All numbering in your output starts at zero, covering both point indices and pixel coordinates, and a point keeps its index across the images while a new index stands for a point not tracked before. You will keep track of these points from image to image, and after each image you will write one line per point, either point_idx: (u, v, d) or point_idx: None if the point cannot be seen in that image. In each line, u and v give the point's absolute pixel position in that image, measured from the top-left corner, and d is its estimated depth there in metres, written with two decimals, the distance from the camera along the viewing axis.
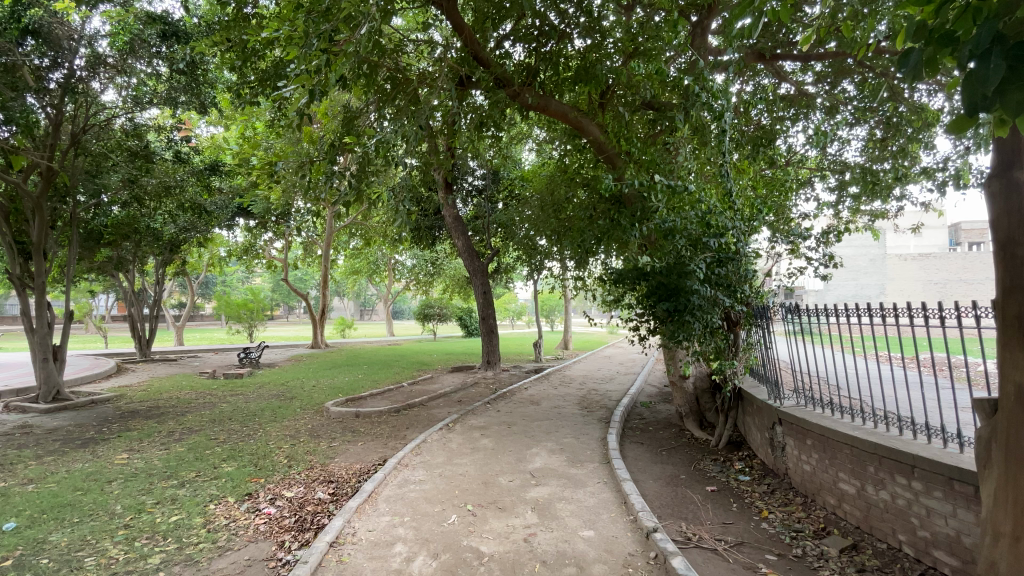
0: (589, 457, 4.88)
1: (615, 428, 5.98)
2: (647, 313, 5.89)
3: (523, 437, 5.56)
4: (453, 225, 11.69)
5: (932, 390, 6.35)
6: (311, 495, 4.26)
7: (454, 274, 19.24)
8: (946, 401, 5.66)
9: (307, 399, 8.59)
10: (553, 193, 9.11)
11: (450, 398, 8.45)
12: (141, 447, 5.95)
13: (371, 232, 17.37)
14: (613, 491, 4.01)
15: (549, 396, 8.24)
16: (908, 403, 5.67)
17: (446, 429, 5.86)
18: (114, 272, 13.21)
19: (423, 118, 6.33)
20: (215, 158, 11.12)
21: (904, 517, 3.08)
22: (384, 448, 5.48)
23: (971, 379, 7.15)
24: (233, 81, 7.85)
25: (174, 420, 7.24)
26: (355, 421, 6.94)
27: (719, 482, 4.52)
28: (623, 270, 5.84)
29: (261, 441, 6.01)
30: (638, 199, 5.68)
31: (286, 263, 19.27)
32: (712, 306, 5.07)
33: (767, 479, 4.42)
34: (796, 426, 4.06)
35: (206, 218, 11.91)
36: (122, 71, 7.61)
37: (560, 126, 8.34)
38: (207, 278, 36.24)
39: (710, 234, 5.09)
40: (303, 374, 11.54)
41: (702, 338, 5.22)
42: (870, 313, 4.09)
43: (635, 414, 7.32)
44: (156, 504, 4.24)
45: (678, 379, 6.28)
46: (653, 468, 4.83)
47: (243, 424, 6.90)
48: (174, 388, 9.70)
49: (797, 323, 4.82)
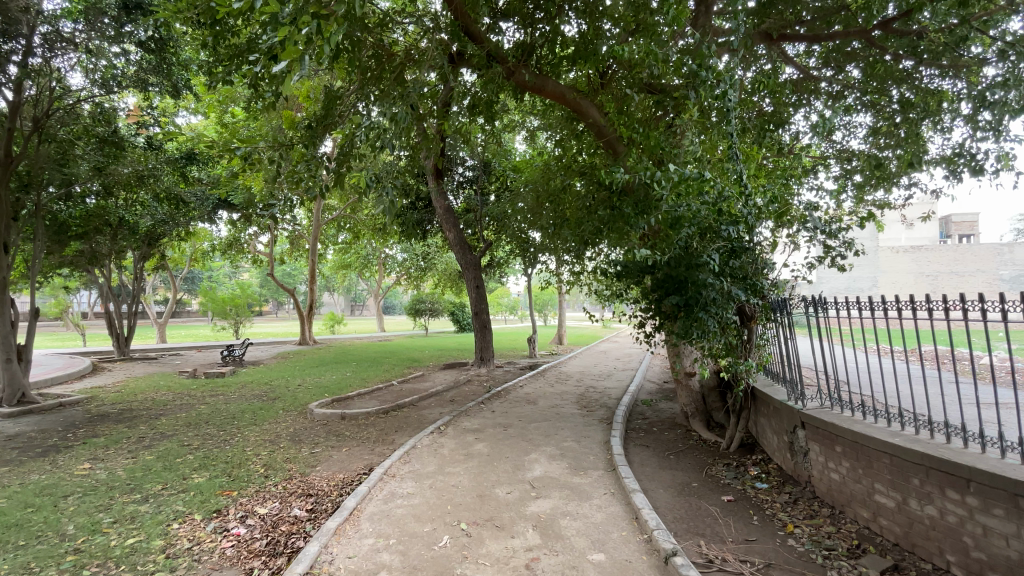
0: (592, 463, 4.50)
1: (619, 429, 5.61)
2: (654, 307, 5.47)
3: (521, 441, 5.16)
4: (444, 217, 11.23)
5: (944, 387, 6.10)
6: (287, 512, 3.83)
7: (445, 268, 18.84)
8: (961, 399, 5.39)
9: (291, 399, 8.15)
10: (548, 182, 8.69)
11: (442, 397, 8.04)
12: (106, 456, 5.50)
13: (360, 225, 16.88)
14: (622, 504, 3.63)
15: (546, 395, 7.86)
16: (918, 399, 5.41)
17: (437, 433, 5.45)
18: (89, 267, 12.63)
19: (413, 98, 5.90)
20: (193, 146, 10.59)
21: (955, 536, 2.73)
22: (370, 455, 5.06)
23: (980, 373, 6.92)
24: (204, 61, 7.35)
25: (147, 424, 6.78)
26: (341, 423, 6.51)
27: (734, 491, 4.14)
28: (627, 264, 5.39)
29: (237, 448, 5.55)
30: (641, 188, 5.38)
31: (272, 257, 18.72)
32: (726, 300, 4.63)
33: (787, 488, 4.05)
34: (823, 430, 3.68)
35: (184, 209, 11.38)
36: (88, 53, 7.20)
37: (556, 112, 7.94)
38: (191, 273, 35.43)
39: (724, 222, 4.67)
40: (288, 372, 11.09)
41: (716, 336, 4.73)
42: (903, 306, 3.70)
43: (636, 412, 6.97)
44: (113, 524, 3.80)
45: (684, 377, 5.93)
46: (662, 475, 4.44)
47: (219, 428, 6.45)
48: (151, 389, 9.20)
49: (820, 319, 4.36)
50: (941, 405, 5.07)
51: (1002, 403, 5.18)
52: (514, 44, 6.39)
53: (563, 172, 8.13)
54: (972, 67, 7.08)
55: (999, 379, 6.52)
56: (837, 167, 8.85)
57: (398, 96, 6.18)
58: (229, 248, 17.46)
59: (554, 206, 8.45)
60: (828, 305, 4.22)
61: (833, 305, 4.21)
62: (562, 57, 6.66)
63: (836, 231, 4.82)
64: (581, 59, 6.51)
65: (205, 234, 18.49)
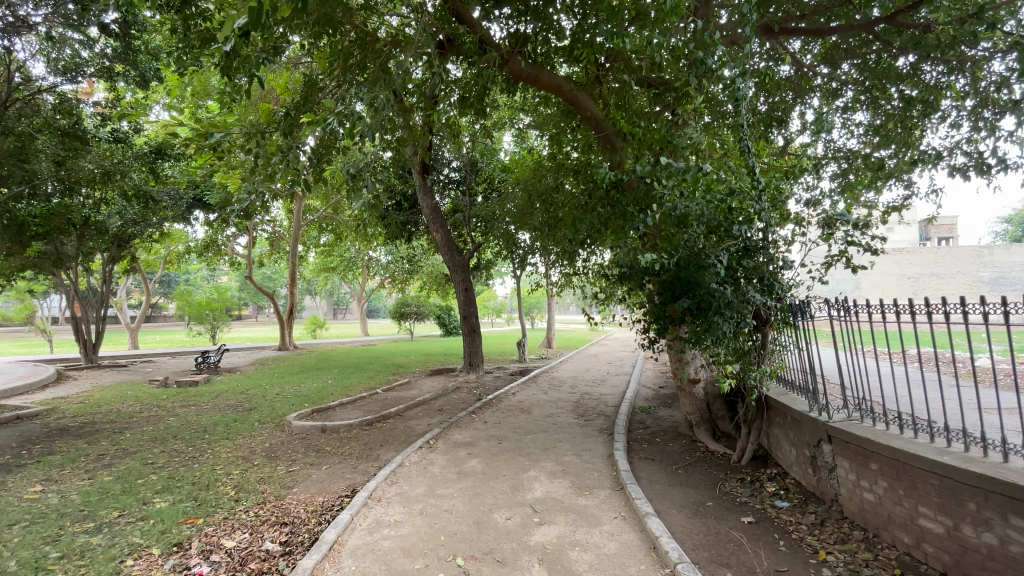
0: (597, 481, 4.12)
1: (621, 441, 5.22)
2: (660, 311, 5.03)
3: (517, 456, 4.77)
4: (431, 217, 10.72)
5: (948, 390, 5.89)
6: (258, 547, 3.38)
7: (431, 271, 18.44)
8: (966, 400, 5.23)
9: (269, 409, 7.65)
10: (539, 181, 8.33)
11: (430, 406, 7.61)
12: (61, 477, 4.96)
13: (342, 226, 16.37)
14: (636, 531, 3.26)
15: (540, 403, 7.49)
16: (923, 401, 5.25)
17: (427, 447, 5.03)
18: (53, 270, 11.90)
19: (398, 82, 5.44)
20: (163, 142, 10.00)
21: (1020, 568, 2.41)
22: (353, 473, 4.63)
23: (977, 375, 6.79)
24: (173, 47, 6.86)
25: (109, 440, 6.22)
26: (321, 436, 6.06)
27: (752, 510, 3.80)
28: (629, 265, 4.97)
29: (206, 467, 5.06)
30: (642, 184, 5.00)
31: (250, 260, 18.05)
32: (740, 303, 4.26)
33: (810, 507, 3.72)
34: (855, 446, 3.36)
35: (153, 207, 10.77)
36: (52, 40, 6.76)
37: (548, 108, 7.60)
38: (167, 276, 34.27)
39: (735, 219, 4.32)
40: (265, 380, 10.54)
41: (730, 342, 4.35)
42: (938, 308, 3.38)
43: (635, 421, 6.61)
44: (61, 559, 3.29)
45: (688, 384, 5.60)
46: (672, 492, 4.08)
47: (188, 443, 5.94)
48: (117, 400, 8.59)
49: (842, 324, 3.98)
50: (953, 409, 4.82)
51: (1009, 405, 5.02)
52: (508, 28, 5.94)
53: (554, 171, 7.78)
54: (974, 63, 6.89)
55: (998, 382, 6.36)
56: (835, 166, 8.66)
57: (377, 80, 5.72)
58: (206, 250, 16.78)
59: (544, 206, 8.10)
60: (852, 309, 3.83)
61: (858, 309, 3.82)
62: (556, 48, 6.30)
63: (859, 231, 4.05)
64: (578, 53, 6.20)
65: (181, 235, 17.78)
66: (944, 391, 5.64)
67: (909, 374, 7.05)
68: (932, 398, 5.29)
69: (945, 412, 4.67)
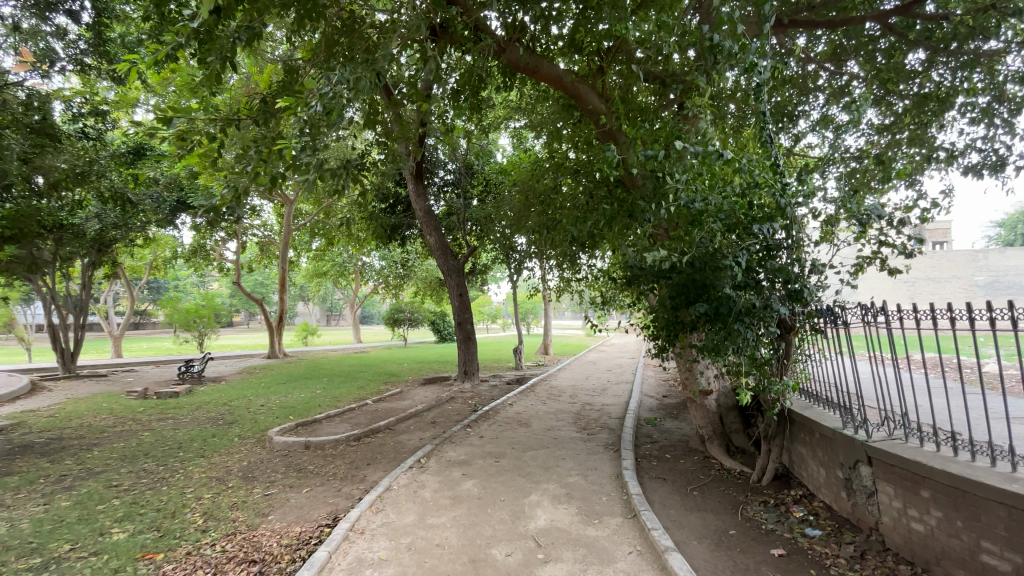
0: (606, 507, 3.71)
1: (629, 459, 4.80)
2: (670, 317, 4.61)
3: (517, 478, 4.34)
4: (424, 220, 10.19)
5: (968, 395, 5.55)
6: None
7: (425, 276, 18.06)
8: (992, 407, 4.89)
9: (250, 423, 7.19)
10: (535, 181, 7.93)
11: (423, 419, 7.17)
12: (13, 502, 4.49)
13: (334, 231, 15.90)
14: (655, 571, 2.85)
15: (538, 414, 7.07)
16: (948, 407, 4.92)
17: (418, 467, 4.61)
18: (28, 275, 11.37)
19: (383, 65, 4.92)
20: (141, 143, 9.54)
21: None
22: (336, 498, 4.19)
23: (992, 378, 6.47)
24: (146, 36, 6.43)
25: (73, 459, 5.74)
26: (304, 453, 5.62)
27: (781, 540, 3.40)
28: (639, 267, 4.54)
29: (175, 490, 4.61)
30: (651, 178, 4.59)
31: (239, 265, 17.53)
32: (764, 309, 3.86)
33: (847, 537, 3.32)
34: (902, 469, 2.97)
35: (130, 208, 10.28)
36: (27, 34, 6.45)
37: (547, 102, 7.19)
38: (156, 282, 33.48)
39: (758, 217, 3.93)
40: (251, 390, 10.06)
41: (751, 351, 3.97)
42: (993, 313, 3.00)
43: (641, 434, 6.19)
44: None
45: (700, 396, 5.21)
46: (690, 519, 3.68)
47: (159, 462, 5.48)
48: (90, 413, 8.09)
49: (878, 330, 3.60)
50: (984, 417, 4.47)
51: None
52: (505, 11, 5.48)
53: (553, 170, 7.37)
54: (989, 58, 6.49)
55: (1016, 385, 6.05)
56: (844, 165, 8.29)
57: (361, 62, 5.20)
58: (194, 256, 16.29)
59: (541, 208, 7.68)
60: (890, 314, 3.46)
61: (896, 314, 3.43)
62: (558, 37, 5.93)
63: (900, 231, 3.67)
64: (578, 40, 5.83)
65: (167, 240, 17.26)
66: (965, 398, 5.30)
67: (921, 379, 6.72)
68: (956, 405, 4.95)
69: (977, 421, 4.30)
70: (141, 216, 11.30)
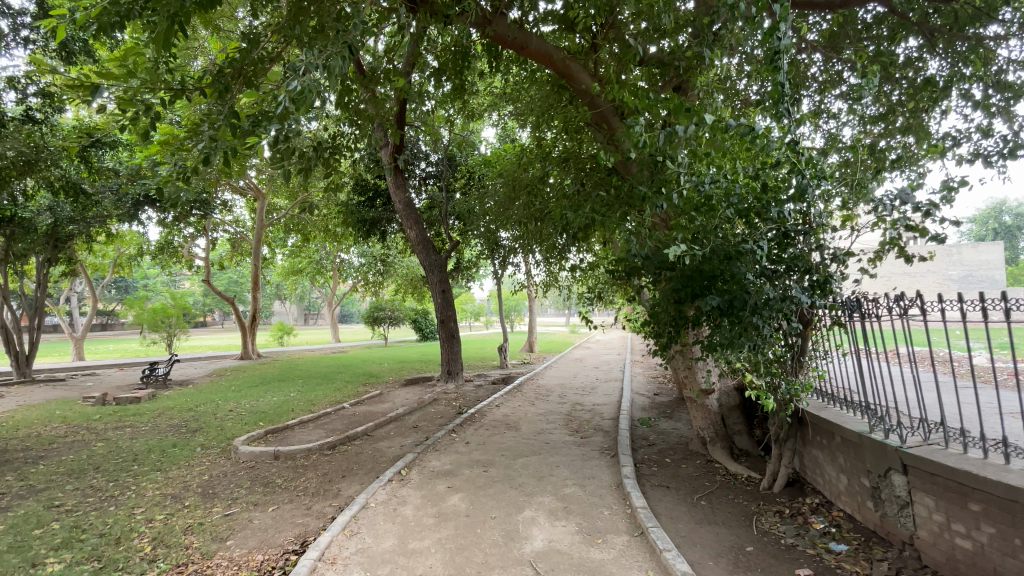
0: (609, 523, 3.33)
1: (630, 465, 4.44)
2: (673, 313, 4.27)
3: (508, 490, 3.94)
4: (404, 213, 9.69)
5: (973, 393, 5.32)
6: None
7: (405, 273, 17.51)
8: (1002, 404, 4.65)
9: (217, 430, 6.64)
10: (521, 172, 7.50)
11: (405, 423, 6.72)
12: None
13: (309, 227, 15.25)
14: None
15: (528, 417, 6.69)
16: (960, 406, 4.64)
17: (398, 479, 4.18)
18: None
19: (352, 36, 4.38)
20: (95, 128, 8.82)
21: None
22: (307, 516, 3.74)
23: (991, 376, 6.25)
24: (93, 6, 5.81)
25: (14, 474, 5.15)
26: (274, 463, 5.14)
27: (805, 557, 3.07)
28: (638, 259, 4.18)
29: (124, 511, 4.10)
30: (653, 163, 4.23)
31: (209, 262, 16.73)
32: (782, 302, 3.53)
33: (877, 553, 3.00)
34: (948, 480, 2.62)
35: (85, 199, 9.54)
36: None
37: (534, 87, 6.75)
38: (124, 281, 32.16)
39: (773, 202, 3.60)
40: (220, 394, 9.46)
41: (766, 348, 3.64)
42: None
43: (637, 436, 5.85)
44: None
45: (702, 395, 4.89)
46: (702, 534, 3.33)
47: (109, 478, 4.93)
48: (40, 422, 7.42)
49: (906, 323, 3.26)
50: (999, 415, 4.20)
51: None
52: None
53: (541, 159, 6.97)
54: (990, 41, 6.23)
55: (1016, 382, 5.84)
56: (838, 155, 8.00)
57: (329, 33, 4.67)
58: (161, 254, 15.48)
59: (527, 199, 7.26)
60: (924, 306, 3.10)
61: (930, 305, 3.07)
62: (547, 12, 5.50)
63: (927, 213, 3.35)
64: (569, 17, 5.44)
65: (133, 236, 16.40)
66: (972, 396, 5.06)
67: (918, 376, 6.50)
68: (967, 404, 4.69)
69: (996, 421, 4.02)
70: (99, 210, 10.55)
